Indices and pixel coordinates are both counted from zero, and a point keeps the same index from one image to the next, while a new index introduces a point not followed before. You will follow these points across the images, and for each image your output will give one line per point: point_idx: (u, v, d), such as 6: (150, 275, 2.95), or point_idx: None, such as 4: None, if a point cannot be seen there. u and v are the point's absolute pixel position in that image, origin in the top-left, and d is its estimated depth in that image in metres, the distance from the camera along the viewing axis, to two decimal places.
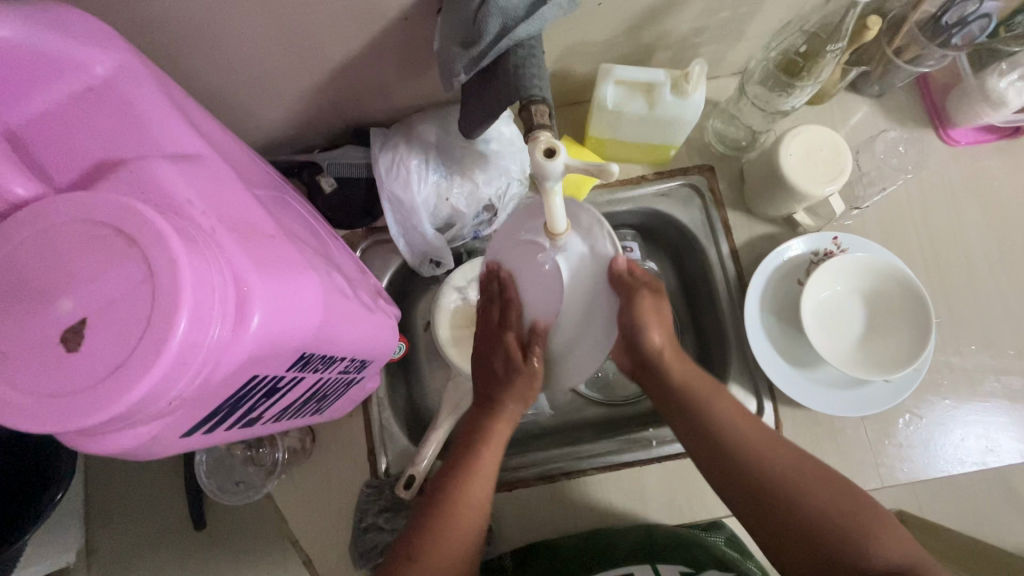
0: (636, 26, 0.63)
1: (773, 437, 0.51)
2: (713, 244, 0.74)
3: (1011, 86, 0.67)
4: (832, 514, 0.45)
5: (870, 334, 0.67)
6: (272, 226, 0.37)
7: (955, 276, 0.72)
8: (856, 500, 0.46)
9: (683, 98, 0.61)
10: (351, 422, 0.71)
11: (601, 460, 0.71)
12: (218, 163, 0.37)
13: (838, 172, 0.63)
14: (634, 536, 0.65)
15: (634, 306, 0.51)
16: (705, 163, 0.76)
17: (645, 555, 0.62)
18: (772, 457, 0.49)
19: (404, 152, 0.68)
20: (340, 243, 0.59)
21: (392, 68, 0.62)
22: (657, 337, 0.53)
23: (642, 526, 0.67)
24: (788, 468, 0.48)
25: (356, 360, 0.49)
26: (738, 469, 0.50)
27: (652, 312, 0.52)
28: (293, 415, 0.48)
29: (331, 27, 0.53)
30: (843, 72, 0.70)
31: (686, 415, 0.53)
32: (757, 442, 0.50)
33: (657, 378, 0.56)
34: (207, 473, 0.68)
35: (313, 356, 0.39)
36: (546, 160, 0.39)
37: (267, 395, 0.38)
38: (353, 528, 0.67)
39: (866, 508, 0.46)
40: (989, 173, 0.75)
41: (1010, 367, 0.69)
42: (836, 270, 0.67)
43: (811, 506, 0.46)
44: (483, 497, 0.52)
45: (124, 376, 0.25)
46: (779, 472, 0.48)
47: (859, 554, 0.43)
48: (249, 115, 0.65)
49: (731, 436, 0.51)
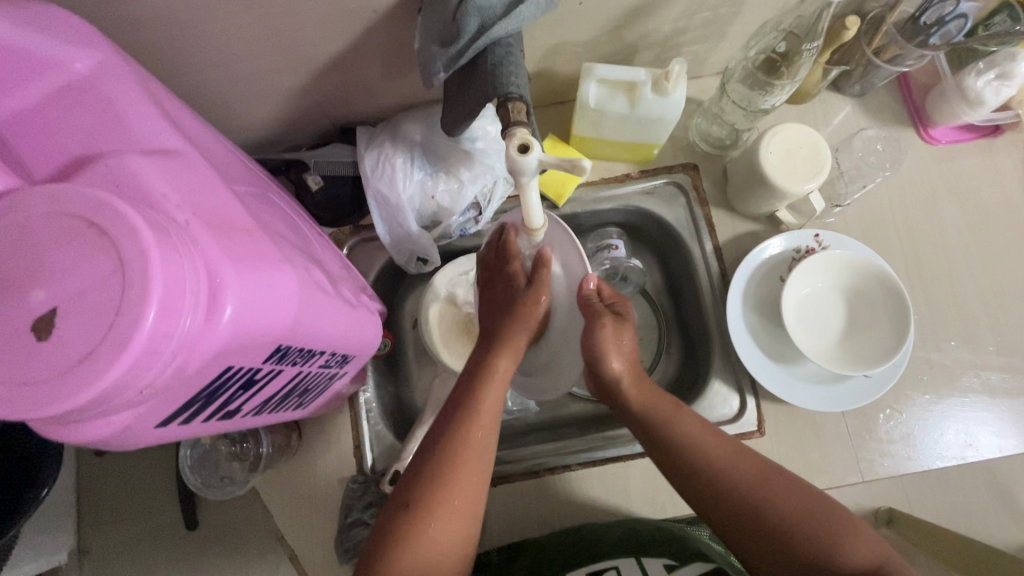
0: (619, 26, 0.63)
1: (740, 448, 0.51)
2: (697, 242, 0.75)
3: (987, 86, 0.67)
4: (803, 523, 0.46)
5: (850, 331, 0.68)
6: (249, 220, 0.38)
7: (935, 273, 0.73)
8: (824, 507, 0.46)
9: (664, 97, 0.62)
10: (337, 419, 0.71)
11: (586, 456, 0.71)
12: (197, 159, 0.38)
13: (818, 170, 0.63)
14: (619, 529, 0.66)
15: (593, 335, 0.57)
16: (690, 162, 0.77)
17: (628, 548, 0.62)
18: (741, 468, 0.49)
19: (389, 150, 0.68)
20: (324, 240, 0.60)
21: (377, 67, 0.62)
22: (617, 363, 0.57)
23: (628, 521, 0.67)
24: (760, 478, 0.48)
25: (337, 354, 0.49)
26: (707, 484, 0.50)
27: (612, 340, 0.57)
28: (273, 408, 0.48)
29: (314, 26, 0.54)
30: (823, 71, 0.71)
31: (652, 435, 0.54)
32: (727, 455, 0.50)
33: (621, 402, 0.57)
34: (191, 468, 0.68)
35: (291, 349, 0.40)
36: (521, 155, 0.40)
37: (245, 387, 0.38)
38: (339, 524, 0.67)
39: (836, 514, 0.46)
40: (968, 171, 0.76)
41: (989, 363, 0.70)
42: (816, 268, 0.68)
43: (781, 514, 0.46)
44: (486, 439, 0.51)
45: (93, 364, 0.26)
46: (745, 479, 0.49)
47: (830, 561, 0.44)
48: (236, 113, 0.65)
49: (701, 451, 0.51)
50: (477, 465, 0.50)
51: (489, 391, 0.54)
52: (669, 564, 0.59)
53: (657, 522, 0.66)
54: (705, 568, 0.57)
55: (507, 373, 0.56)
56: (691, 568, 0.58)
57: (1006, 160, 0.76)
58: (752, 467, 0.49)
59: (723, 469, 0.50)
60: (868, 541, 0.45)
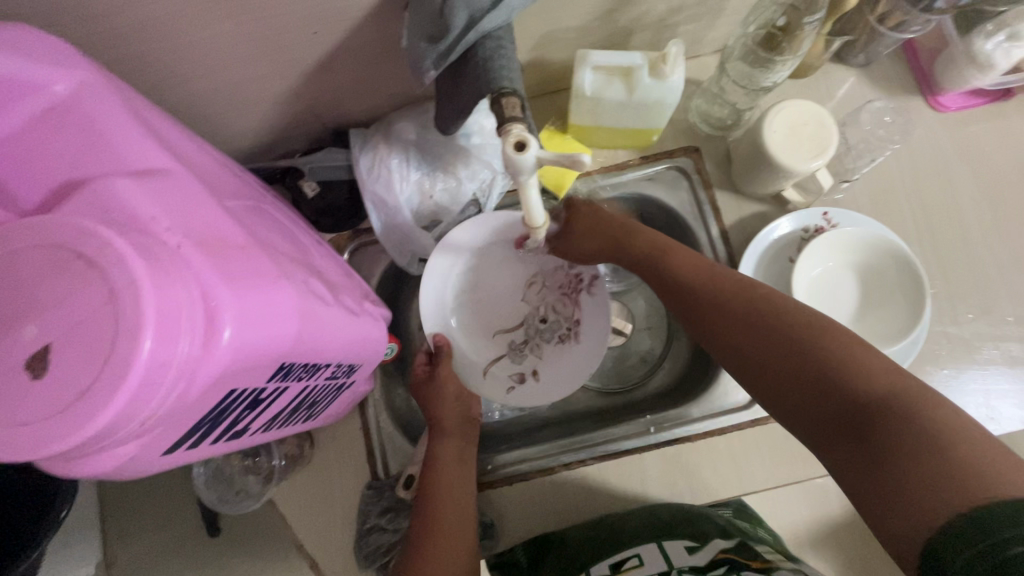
0: (612, 10, 0.62)
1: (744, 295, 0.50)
2: (702, 227, 0.73)
3: (998, 48, 0.64)
4: (812, 355, 0.43)
5: (864, 308, 0.67)
6: (243, 236, 0.37)
7: (950, 245, 0.71)
8: (831, 340, 0.43)
9: (662, 80, 0.59)
10: (348, 425, 0.71)
11: (598, 450, 0.71)
12: (185, 176, 0.37)
13: (824, 146, 0.61)
14: (641, 519, 0.65)
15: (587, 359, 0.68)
16: (691, 145, 0.75)
17: (648, 537, 0.61)
18: (743, 306, 0.49)
19: (384, 151, 0.67)
20: (323, 248, 0.59)
21: (366, 67, 0.61)
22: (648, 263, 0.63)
23: (645, 509, 0.67)
24: (785, 319, 0.46)
25: (344, 364, 0.49)
26: (728, 347, 0.49)
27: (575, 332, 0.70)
28: (283, 423, 0.48)
29: (298, 28, 0.52)
30: (825, 43, 0.69)
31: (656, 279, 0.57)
32: (718, 293, 0.52)
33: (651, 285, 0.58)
34: (206, 484, 0.69)
35: (294, 366, 0.39)
36: (517, 153, 0.38)
37: (251, 406, 0.38)
38: (356, 531, 0.67)
39: (842, 344, 0.42)
40: (979, 137, 0.73)
41: (1009, 333, 0.69)
42: (825, 247, 0.67)
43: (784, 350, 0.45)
44: (457, 499, 0.56)
45: (90, 402, 0.25)
46: (758, 321, 0.48)
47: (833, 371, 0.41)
48: (229, 123, 0.64)
49: (697, 301, 0.53)
50: (455, 519, 0.54)
51: (443, 470, 0.59)
52: (688, 546, 0.58)
53: (679, 507, 0.65)
54: (727, 543, 0.56)
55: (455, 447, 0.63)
56: (712, 545, 0.57)
57: (1019, 124, 0.73)
58: (760, 302, 0.49)
59: (721, 304, 0.51)
60: (884, 371, 0.40)
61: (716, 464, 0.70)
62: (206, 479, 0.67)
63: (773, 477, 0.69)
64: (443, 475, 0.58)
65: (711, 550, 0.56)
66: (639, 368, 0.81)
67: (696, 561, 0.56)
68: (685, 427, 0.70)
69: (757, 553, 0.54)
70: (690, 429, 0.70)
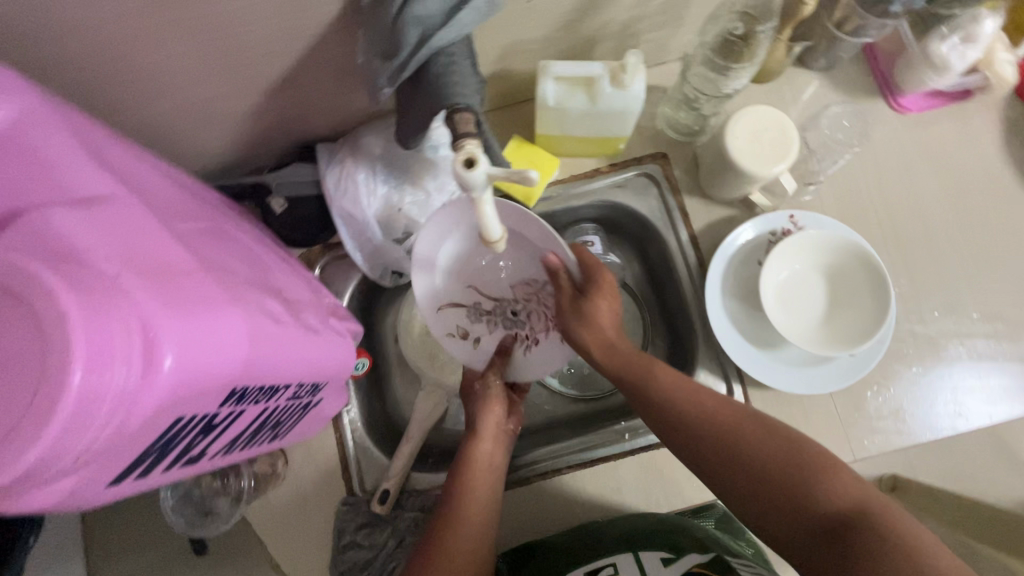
0: (572, 21, 0.62)
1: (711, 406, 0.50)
2: (672, 233, 0.74)
3: (953, 50, 0.65)
4: (779, 467, 0.44)
5: (833, 310, 0.68)
6: (191, 261, 0.37)
7: (915, 244, 0.72)
8: (795, 455, 0.44)
9: (623, 90, 0.60)
10: (323, 442, 0.70)
11: (575, 458, 0.71)
12: (132, 203, 0.37)
13: (786, 151, 0.62)
14: (621, 528, 0.64)
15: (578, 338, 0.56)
16: (659, 152, 0.76)
17: (628, 546, 0.60)
18: (710, 417, 0.49)
19: (351, 165, 0.67)
20: (289, 267, 0.59)
21: (329, 83, 0.61)
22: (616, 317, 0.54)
23: (628, 518, 0.66)
24: (754, 439, 0.46)
25: (306, 384, 0.48)
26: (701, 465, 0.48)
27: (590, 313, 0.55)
28: (246, 445, 0.47)
29: (255, 47, 0.52)
30: (786, 48, 0.70)
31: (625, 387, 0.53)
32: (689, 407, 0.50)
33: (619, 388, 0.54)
34: (173, 509, 0.66)
35: (249, 389, 0.39)
36: (466, 170, 0.38)
37: (205, 431, 0.37)
38: (333, 547, 0.67)
39: (813, 455, 0.44)
40: (941, 138, 0.74)
41: (974, 329, 0.70)
42: (792, 250, 0.68)
43: (753, 463, 0.46)
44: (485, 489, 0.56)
45: (19, 439, 0.25)
46: (732, 432, 0.47)
47: (806, 494, 0.43)
48: (192, 142, 0.64)
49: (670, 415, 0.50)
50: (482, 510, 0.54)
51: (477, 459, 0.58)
52: (665, 557, 0.57)
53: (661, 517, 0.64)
54: (703, 556, 0.56)
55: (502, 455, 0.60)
56: (687, 558, 0.56)
57: (980, 124, 0.74)
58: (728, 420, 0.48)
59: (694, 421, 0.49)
60: (850, 482, 0.43)
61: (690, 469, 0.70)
62: (173, 504, 0.66)
63: None
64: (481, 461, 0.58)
65: (690, 559, 0.56)
66: None
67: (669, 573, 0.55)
68: None
69: (732, 566, 0.54)
70: None
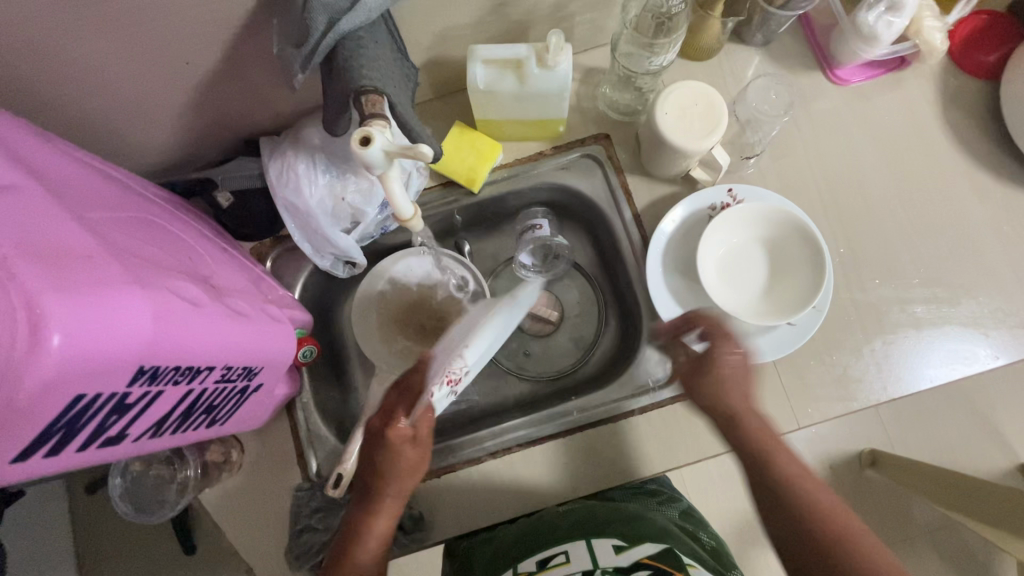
0: (499, 4, 0.63)
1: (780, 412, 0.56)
2: (616, 211, 0.75)
3: (879, 20, 0.66)
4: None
5: (773, 281, 0.68)
6: (96, 246, 0.38)
7: (854, 214, 0.73)
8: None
9: (549, 71, 0.61)
10: (277, 430, 0.72)
11: (524, 436, 0.72)
12: (37, 190, 0.38)
13: (714, 124, 0.63)
14: (577, 517, 0.63)
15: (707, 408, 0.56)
16: (602, 132, 0.76)
17: (581, 534, 0.59)
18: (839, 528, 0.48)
19: (291, 157, 0.68)
20: (228, 257, 0.60)
21: (262, 75, 0.62)
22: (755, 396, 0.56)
23: (585, 510, 0.64)
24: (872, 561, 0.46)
25: (236, 367, 0.50)
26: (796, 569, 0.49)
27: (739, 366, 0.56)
28: (177, 428, 0.48)
29: (177, 40, 0.53)
30: (720, 24, 0.70)
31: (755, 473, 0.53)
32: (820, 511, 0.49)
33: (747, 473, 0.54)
34: (122, 496, 0.68)
35: (162, 369, 0.40)
36: (362, 148, 0.40)
37: (118, 412, 0.39)
38: (289, 532, 0.68)
39: None
40: (880, 108, 0.75)
41: (914, 296, 0.70)
42: (729, 224, 0.69)
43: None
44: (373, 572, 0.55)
45: None
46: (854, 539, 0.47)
47: None
48: (133, 140, 0.65)
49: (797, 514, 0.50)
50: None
51: (371, 541, 0.55)
52: (618, 546, 0.56)
53: (617, 507, 0.64)
54: (656, 548, 0.55)
55: (385, 533, 0.56)
56: (640, 548, 0.55)
57: (917, 92, 0.75)
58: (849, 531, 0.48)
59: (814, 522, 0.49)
60: None
61: (641, 443, 0.71)
62: (122, 491, 0.68)
63: (695, 453, 0.70)
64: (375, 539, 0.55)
65: (643, 549, 0.55)
66: (573, 354, 0.82)
67: (618, 560, 0.54)
68: (608, 409, 0.71)
69: (684, 563, 0.53)
70: (613, 411, 0.71)
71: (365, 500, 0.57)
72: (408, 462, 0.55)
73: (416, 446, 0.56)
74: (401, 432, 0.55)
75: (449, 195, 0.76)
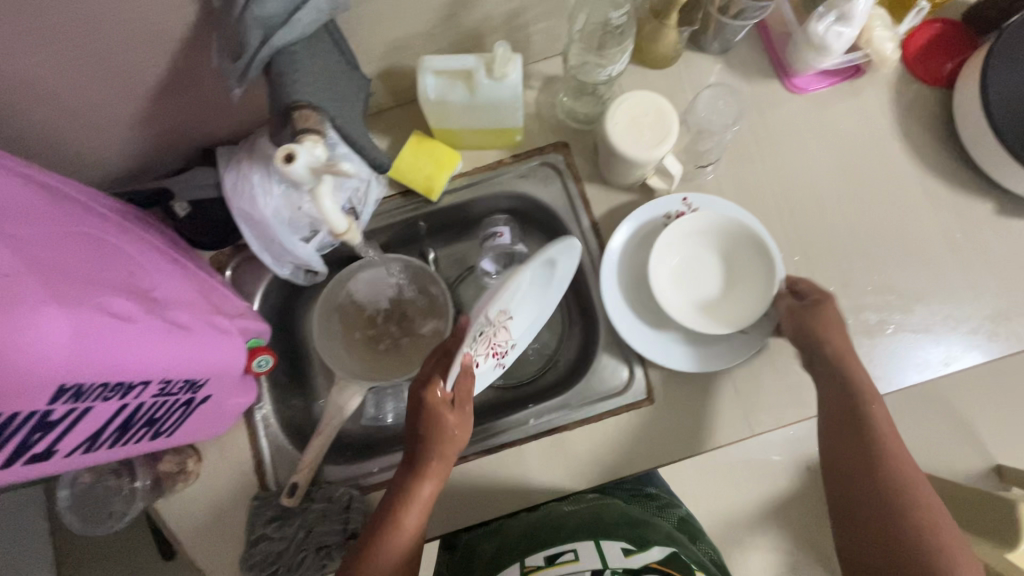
0: (450, 15, 0.63)
1: (868, 405, 0.59)
2: (575, 219, 0.75)
3: (829, 30, 0.66)
4: None
5: (727, 289, 0.69)
6: (18, 263, 0.38)
7: (810, 221, 0.73)
8: None
9: (497, 82, 0.61)
10: (234, 439, 0.72)
11: (483, 444, 0.70)
12: None
13: (663, 133, 0.63)
14: (581, 518, 0.62)
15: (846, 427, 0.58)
16: (560, 140, 0.77)
17: (586, 534, 0.59)
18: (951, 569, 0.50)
19: (246, 166, 0.68)
20: (177, 268, 0.60)
21: (212, 86, 0.62)
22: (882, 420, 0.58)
23: (592, 509, 0.64)
24: None
25: (176, 380, 0.50)
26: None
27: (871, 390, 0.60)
28: (114, 443, 0.49)
29: (124, 52, 0.53)
30: (675, 32, 0.71)
31: (878, 496, 0.55)
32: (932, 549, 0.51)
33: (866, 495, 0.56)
34: (73, 507, 0.70)
35: (88, 386, 0.40)
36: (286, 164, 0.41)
37: (42, 430, 0.39)
38: (245, 542, 0.68)
39: None
40: (837, 116, 0.76)
41: (869, 303, 0.71)
42: (684, 233, 0.69)
43: None
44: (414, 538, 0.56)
45: None
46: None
47: None
48: (87, 151, 0.65)
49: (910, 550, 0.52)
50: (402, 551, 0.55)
51: (411, 509, 0.56)
52: (626, 549, 0.56)
53: (606, 510, 0.63)
54: (662, 552, 0.55)
55: (431, 496, 0.57)
56: (648, 553, 0.55)
57: (873, 99, 0.76)
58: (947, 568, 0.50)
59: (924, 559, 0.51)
60: None
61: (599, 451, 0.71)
62: (72, 501, 0.69)
63: (653, 461, 0.69)
64: (417, 503, 0.56)
65: (655, 551, 0.55)
66: (536, 361, 0.82)
67: (629, 564, 0.54)
68: (565, 414, 0.71)
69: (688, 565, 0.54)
70: (569, 416, 0.70)
71: (406, 473, 0.57)
72: (448, 426, 0.55)
73: (456, 416, 0.55)
74: (438, 397, 0.54)
75: (408, 204, 0.76)
